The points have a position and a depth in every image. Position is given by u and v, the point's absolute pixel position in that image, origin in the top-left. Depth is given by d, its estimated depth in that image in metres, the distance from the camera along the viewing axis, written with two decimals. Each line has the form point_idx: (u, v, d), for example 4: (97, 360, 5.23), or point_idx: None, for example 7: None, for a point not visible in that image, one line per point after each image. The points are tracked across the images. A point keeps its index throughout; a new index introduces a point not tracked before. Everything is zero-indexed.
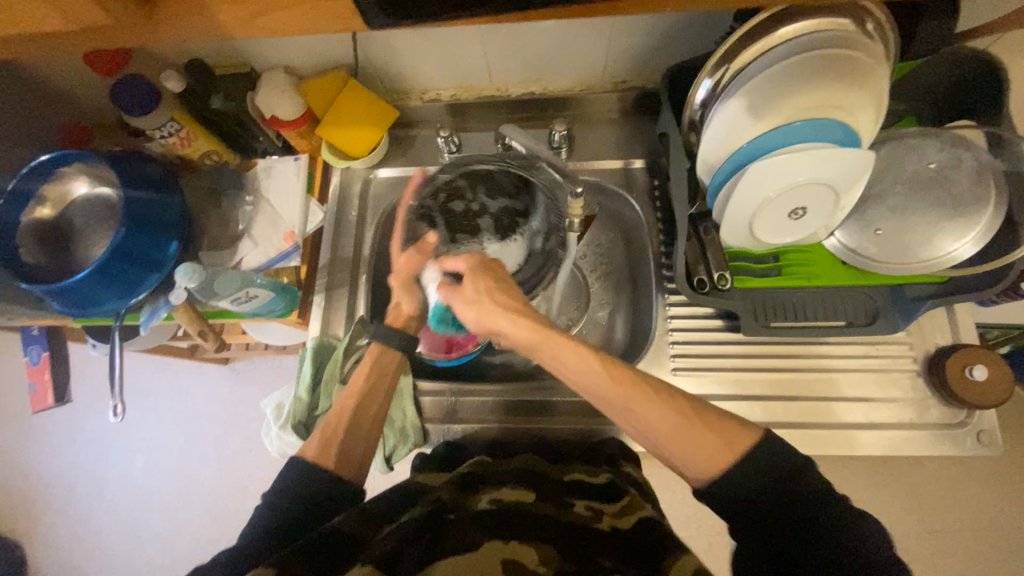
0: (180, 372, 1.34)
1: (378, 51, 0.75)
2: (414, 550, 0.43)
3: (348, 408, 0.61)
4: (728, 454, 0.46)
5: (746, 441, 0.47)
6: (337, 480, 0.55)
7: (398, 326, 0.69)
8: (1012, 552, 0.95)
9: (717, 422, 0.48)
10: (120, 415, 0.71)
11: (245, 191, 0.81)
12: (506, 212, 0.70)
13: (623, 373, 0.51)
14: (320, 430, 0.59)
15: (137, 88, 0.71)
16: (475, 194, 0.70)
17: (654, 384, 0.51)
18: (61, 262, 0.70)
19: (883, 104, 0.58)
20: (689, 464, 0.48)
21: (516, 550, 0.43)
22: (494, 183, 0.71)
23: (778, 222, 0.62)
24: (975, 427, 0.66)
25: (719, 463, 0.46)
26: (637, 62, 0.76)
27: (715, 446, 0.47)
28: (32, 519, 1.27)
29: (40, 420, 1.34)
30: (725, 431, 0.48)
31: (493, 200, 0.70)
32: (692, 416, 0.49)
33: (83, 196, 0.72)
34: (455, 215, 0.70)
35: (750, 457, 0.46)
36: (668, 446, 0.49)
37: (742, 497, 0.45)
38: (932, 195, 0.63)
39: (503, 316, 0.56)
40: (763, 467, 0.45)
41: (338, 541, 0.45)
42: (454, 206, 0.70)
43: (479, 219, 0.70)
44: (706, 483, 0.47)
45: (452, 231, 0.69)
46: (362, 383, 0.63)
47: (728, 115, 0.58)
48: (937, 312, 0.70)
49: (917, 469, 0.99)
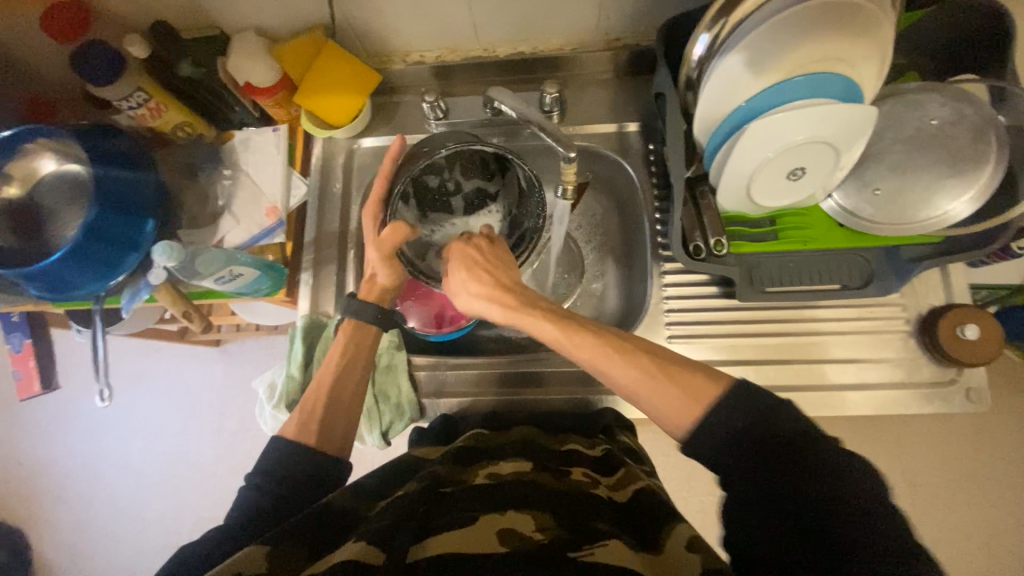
0: (170, 355, 1.32)
1: (354, 10, 0.70)
2: (405, 525, 0.42)
3: (325, 385, 0.61)
4: (696, 404, 0.47)
5: (716, 386, 0.48)
6: (318, 458, 0.55)
7: (371, 299, 0.66)
8: (985, 500, 0.99)
9: (682, 376, 0.49)
10: (107, 399, 0.69)
11: (222, 164, 0.77)
12: (478, 192, 0.69)
13: (588, 341, 0.52)
14: (298, 412, 0.58)
15: (96, 53, 0.66)
16: (451, 173, 0.67)
17: (627, 347, 0.52)
18: (34, 244, 0.66)
19: (887, 58, 0.56)
20: (663, 415, 0.49)
21: (513, 518, 0.43)
22: (471, 161, 0.67)
23: (776, 183, 0.60)
24: (965, 385, 0.67)
25: (692, 414, 0.47)
26: (630, 18, 0.72)
27: (683, 399, 0.48)
28: (32, 503, 1.27)
29: (30, 407, 1.32)
30: (689, 382, 0.49)
31: (468, 180, 0.68)
32: (658, 373, 0.50)
33: (52, 173, 0.68)
34: (428, 192, 0.67)
35: (721, 408, 0.46)
36: (644, 400, 0.50)
37: (738, 451, 0.45)
38: (932, 153, 0.62)
39: (480, 301, 0.57)
40: (744, 409, 0.45)
41: (335, 520, 0.45)
42: (427, 180, 0.66)
43: (453, 198, 0.68)
44: (685, 431, 0.48)
45: (423, 208, 0.67)
46: (337, 360, 0.62)
47: (729, 70, 0.55)
48: (932, 273, 0.70)
49: (901, 426, 1.01)
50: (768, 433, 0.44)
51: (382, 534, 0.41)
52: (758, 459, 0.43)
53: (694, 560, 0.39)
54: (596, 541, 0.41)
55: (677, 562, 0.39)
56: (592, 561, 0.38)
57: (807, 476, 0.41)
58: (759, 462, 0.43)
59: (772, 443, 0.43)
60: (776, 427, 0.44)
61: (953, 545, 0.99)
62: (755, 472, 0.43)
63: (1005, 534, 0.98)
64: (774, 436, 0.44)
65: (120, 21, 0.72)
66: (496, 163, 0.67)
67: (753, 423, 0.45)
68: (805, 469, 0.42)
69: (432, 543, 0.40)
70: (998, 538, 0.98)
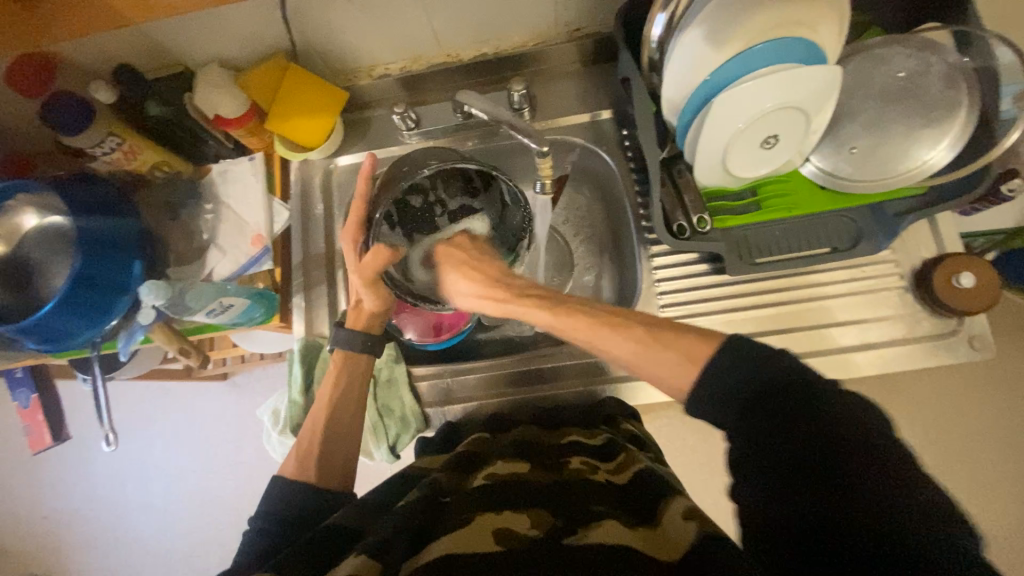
0: (178, 395, 1.32)
1: (313, 31, 0.70)
2: (403, 534, 0.42)
3: (320, 426, 0.61)
4: (689, 363, 0.47)
5: (707, 349, 0.47)
6: (321, 491, 0.56)
7: (360, 326, 0.66)
8: (1008, 447, 0.98)
9: (672, 338, 0.48)
10: (114, 443, 0.70)
11: (203, 200, 0.78)
12: (466, 209, 0.68)
13: (579, 318, 0.52)
14: (295, 449, 0.60)
15: (65, 103, 0.66)
16: (435, 191, 0.66)
17: (619, 318, 0.51)
18: (26, 299, 0.66)
19: (846, 16, 0.56)
20: (660, 380, 0.49)
21: (509, 518, 0.42)
22: (453, 177, 0.66)
23: (752, 152, 0.60)
24: (967, 333, 0.66)
25: (684, 373, 0.47)
26: (589, 8, 0.72)
27: (673, 361, 0.48)
28: (62, 555, 1.29)
29: (47, 460, 1.33)
30: (681, 343, 0.48)
31: (453, 199, 0.68)
32: (647, 340, 0.49)
33: (35, 228, 0.68)
34: (412, 211, 0.67)
35: (714, 367, 0.45)
36: (639, 370, 0.50)
37: (740, 394, 0.44)
38: (904, 105, 0.62)
39: (471, 292, 0.59)
40: (744, 362, 0.44)
41: (338, 536, 0.45)
42: (411, 200, 0.66)
43: (438, 216, 0.68)
44: (686, 396, 0.47)
45: (408, 228, 0.66)
46: (328, 398, 0.63)
47: (689, 47, 0.55)
48: (920, 225, 0.69)
49: (915, 383, 1.01)
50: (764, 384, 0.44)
51: (381, 544, 0.41)
52: (772, 422, 0.43)
53: (689, 526, 0.39)
54: (590, 524, 0.41)
55: (671, 528, 0.40)
56: (584, 545, 0.38)
57: (835, 444, 0.40)
58: (771, 419, 0.43)
59: (777, 392, 0.43)
60: (782, 376, 0.44)
61: (979, 494, 0.99)
62: (769, 435, 0.42)
63: None
64: (784, 386, 0.43)
65: (84, 69, 0.72)
66: (478, 177, 0.66)
67: (769, 379, 0.44)
68: (821, 426, 0.41)
69: (426, 551, 0.40)
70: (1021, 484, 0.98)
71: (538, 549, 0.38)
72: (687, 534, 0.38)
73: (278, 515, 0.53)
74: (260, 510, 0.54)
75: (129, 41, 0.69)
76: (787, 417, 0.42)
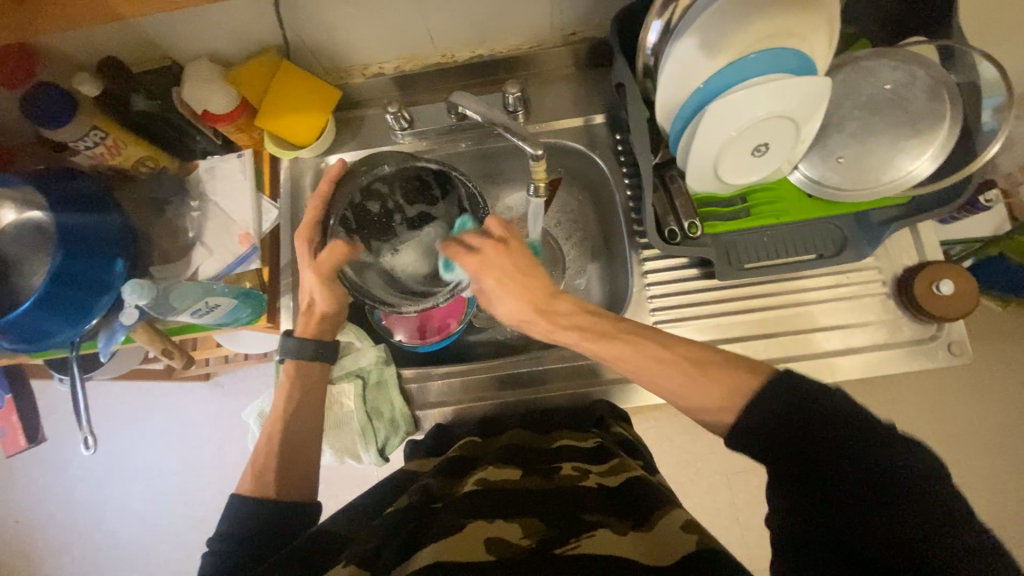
0: (160, 395, 1.29)
1: (306, 28, 0.69)
2: (394, 543, 0.42)
3: (275, 437, 0.60)
4: (732, 395, 0.48)
5: (752, 385, 0.48)
6: (282, 503, 0.55)
7: (308, 333, 0.65)
8: (985, 451, 1.01)
9: (717, 371, 0.50)
10: (93, 446, 0.68)
11: (190, 197, 0.76)
12: (423, 217, 0.62)
13: (619, 343, 0.53)
14: (250, 468, 0.58)
15: (47, 96, 0.64)
16: (392, 196, 0.62)
17: (666, 350, 0.53)
18: (4, 296, 0.64)
19: (834, 28, 0.57)
20: (700, 412, 0.50)
21: (501, 527, 0.42)
22: (411, 182, 0.62)
23: (742, 160, 0.61)
24: (947, 339, 0.68)
25: (727, 404, 0.48)
26: (584, 12, 0.72)
27: (719, 392, 0.49)
28: (33, 561, 1.25)
29: (20, 463, 1.28)
30: (726, 378, 0.49)
31: (411, 205, 0.62)
32: (694, 372, 0.51)
33: (13, 223, 0.66)
34: (370, 217, 0.61)
35: (762, 394, 0.46)
36: (680, 398, 0.52)
37: (773, 427, 0.45)
38: (889, 117, 0.63)
39: (520, 313, 0.56)
40: (778, 402, 0.45)
41: (326, 549, 0.44)
42: (368, 205, 0.61)
43: (396, 222, 0.62)
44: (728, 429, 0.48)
45: (363, 233, 0.61)
46: (283, 409, 0.62)
47: (683, 55, 0.56)
48: (903, 234, 0.71)
49: (896, 387, 1.03)
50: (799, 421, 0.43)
51: (373, 551, 0.41)
52: (798, 457, 0.43)
53: (690, 538, 0.39)
54: (581, 533, 0.41)
55: (669, 539, 0.40)
56: (578, 554, 0.38)
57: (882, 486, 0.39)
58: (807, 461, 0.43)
59: (822, 431, 0.42)
60: (826, 417, 0.42)
61: None
62: (796, 467, 0.43)
63: (1004, 481, 1.01)
64: (819, 423, 0.43)
65: (66, 61, 0.70)
66: (437, 182, 0.62)
67: (800, 415, 0.43)
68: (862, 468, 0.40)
69: (415, 558, 0.39)
70: (996, 487, 1.01)
71: (533, 561, 0.38)
72: (682, 549, 0.38)
73: (244, 531, 0.52)
74: (219, 532, 0.53)
75: (115, 33, 0.67)
76: (823, 458, 0.42)
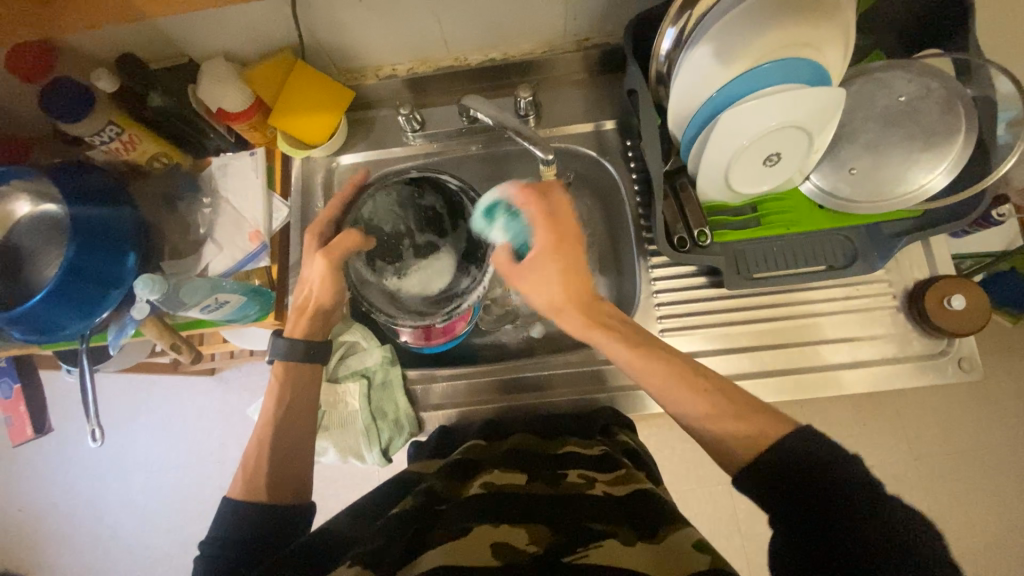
0: (165, 389, 1.30)
1: (321, 29, 0.70)
2: (398, 546, 0.41)
3: (265, 442, 0.59)
4: (757, 429, 0.45)
5: (779, 433, 0.44)
6: (275, 505, 0.55)
7: (297, 334, 0.64)
8: (993, 468, 1.00)
9: (755, 418, 0.46)
10: (100, 439, 0.68)
11: (202, 193, 0.77)
12: (430, 246, 0.68)
13: (660, 360, 0.51)
14: (241, 471, 0.58)
15: (66, 91, 0.65)
16: (406, 220, 0.68)
17: (701, 375, 0.50)
18: (17, 287, 0.64)
19: (850, 40, 0.57)
20: (721, 445, 0.47)
21: (507, 532, 0.42)
22: (424, 212, 0.68)
23: (753, 170, 0.61)
24: (957, 354, 0.67)
25: (747, 434, 0.45)
26: (597, 19, 0.72)
27: (741, 422, 0.46)
28: (35, 550, 1.25)
29: (26, 452, 1.30)
30: (755, 418, 0.46)
31: (422, 233, 0.69)
32: (727, 410, 0.48)
33: (28, 216, 0.67)
34: (382, 236, 0.67)
35: (782, 445, 0.43)
36: (700, 426, 0.49)
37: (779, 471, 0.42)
38: (903, 129, 0.63)
39: (557, 299, 0.54)
40: (789, 449, 0.42)
41: (327, 554, 0.43)
42: (382, 223, 0.67)
43: (405, 246, 0.68)
44: (742, 465, 0.45)
45: (373, 252, 0.66)
46: (272, 413, 0.61)
47: (696, 63, 0.56)
48: (914, 247, 0.71)
49: (902, 399, 1.03)
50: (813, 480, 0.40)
51: (377, 554, 0.41)
52: (800, 506, 0.41)
53: (703, 557, 0.38)
54: (589, 542, 0.41)
55: (679, 555, 0.39)
56: (586, 564, 0.38)
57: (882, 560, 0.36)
58: (811, 536, 0.40)
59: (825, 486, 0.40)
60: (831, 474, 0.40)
61: (963, 514, 1.00)
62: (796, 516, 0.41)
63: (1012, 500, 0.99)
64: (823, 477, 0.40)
65: (85, 57, 0.71)
66: (450, 211, 0.68)
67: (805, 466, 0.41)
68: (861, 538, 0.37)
69: (419, 561, 0.39)
70: (1003, 506, 0.99)
71: (538, 568, 0.38)
72: (693, 565, 0.37)
73: (240, 535, 0.52)
74: (212, 534, 0.53)
75: (134, 31, 0.68)
76: (832, 546, 0.38)
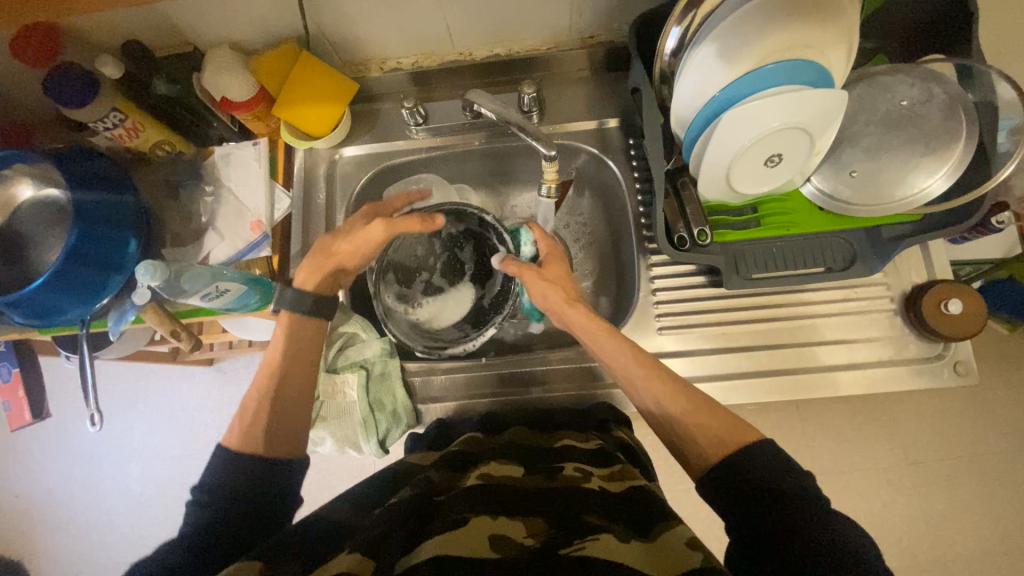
0: (163, 378, 1.30)
1: (327, 21, 0.70)
2: (397, 533, 0.42)
3: (267, 393, 0.59)
4: (731, 430, 0.49)
5: (750, 434, 0.49)
6: (269, 467, 0.54)
7: (308, 284, 0.64)
8: (987, 474, 1.01)
9: (715, 411, 0.52)
10: (98, 423, 0.69)
11: (203, 182, 0.77)
12: (440, 288, 0.74)
13: (646, 358, 0.57)
14: (238, 420, 0.58)
15: (70, 77, 0.65)
16: (434, 258, 0.75)
17: (688, 388, 0.55)
18: (19, 272, 0.65)
19: (854, 42, 0.57)
20: (698, 444, 0.50)
21: (502, 526, 0.42)
22: (451, 262, 0.75)
23: (754, 170, 0.61)
24: (952, 358, 0.68)
25: (728, 438, 0.49)
26: (603, 17, 0.72)
27: (720, 422, 0.50)
28: (32, 536, 1.26)
29: (23, 438, 1.30)
30: (728, 421, 0.50)
31: (441, 276, 0.75)
32: (704, 404, 0.53)
33: (30, 199, 0.67)
34: (411, 255, 0.74)
35: (754, 446, 0.47)
36: (684, 423, 0.52)
37: (741, 485, 0.46)
38: (905, 133, 0.63)
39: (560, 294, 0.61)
40: (755, 459, 0.46)
41: (324, 540, 0.44)
42: (416, 248, 0.74)
43: (424, 275, 0.74)
44: (703, 469, 0.49)
45: (394, 265, 0.72)
46: (271, 369, 0.61)
47: (700, 63, 0.56)
48: (912, 251, 0.71)
49: (898, 404, 1.03)
50: (767, 495, 0.44)
51: (375, 541, 0.41)
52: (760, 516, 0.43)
53: (693, 557, 0.39)
54: (585, 536, 0.41)
55: (671, 554, 0.40)
56: (581, 557, 0.38)
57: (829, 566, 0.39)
58: (765, 548, 0.42)
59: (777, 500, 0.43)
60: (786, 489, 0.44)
61: (957, 520, 1.00)
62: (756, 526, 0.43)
63: (1006, 506, 1.00)
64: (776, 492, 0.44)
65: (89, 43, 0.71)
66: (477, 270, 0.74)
67: (766, 480, 0.45)
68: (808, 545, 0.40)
69: (416, 551, 0.39)
70: (995, 512, 1.00)
71: (535, 559, 0.38)
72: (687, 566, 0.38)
73: (230, 497, 0.52)
74: (206, 485, 0.53)
75: (139, 18, 0.68)
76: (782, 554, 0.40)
